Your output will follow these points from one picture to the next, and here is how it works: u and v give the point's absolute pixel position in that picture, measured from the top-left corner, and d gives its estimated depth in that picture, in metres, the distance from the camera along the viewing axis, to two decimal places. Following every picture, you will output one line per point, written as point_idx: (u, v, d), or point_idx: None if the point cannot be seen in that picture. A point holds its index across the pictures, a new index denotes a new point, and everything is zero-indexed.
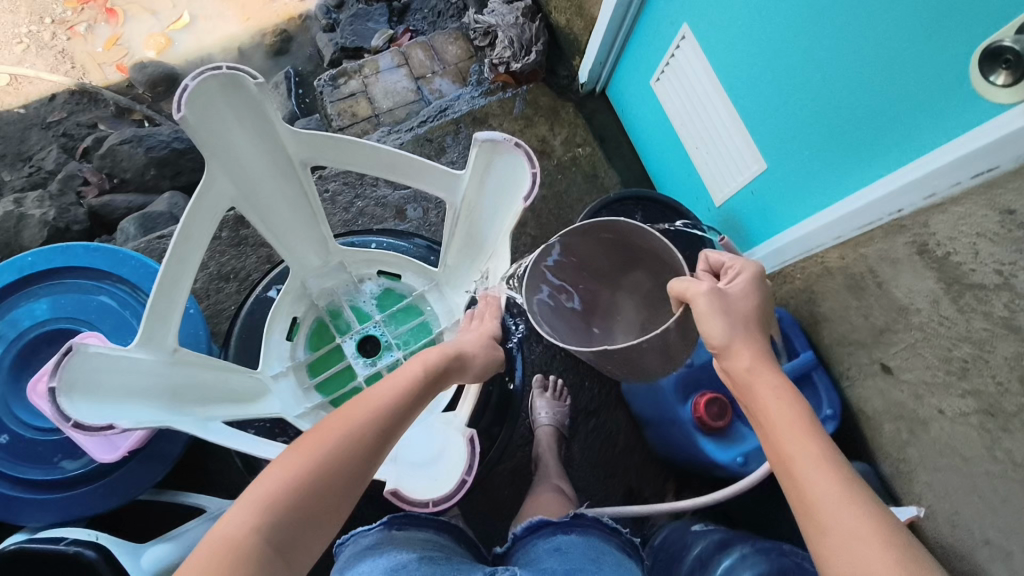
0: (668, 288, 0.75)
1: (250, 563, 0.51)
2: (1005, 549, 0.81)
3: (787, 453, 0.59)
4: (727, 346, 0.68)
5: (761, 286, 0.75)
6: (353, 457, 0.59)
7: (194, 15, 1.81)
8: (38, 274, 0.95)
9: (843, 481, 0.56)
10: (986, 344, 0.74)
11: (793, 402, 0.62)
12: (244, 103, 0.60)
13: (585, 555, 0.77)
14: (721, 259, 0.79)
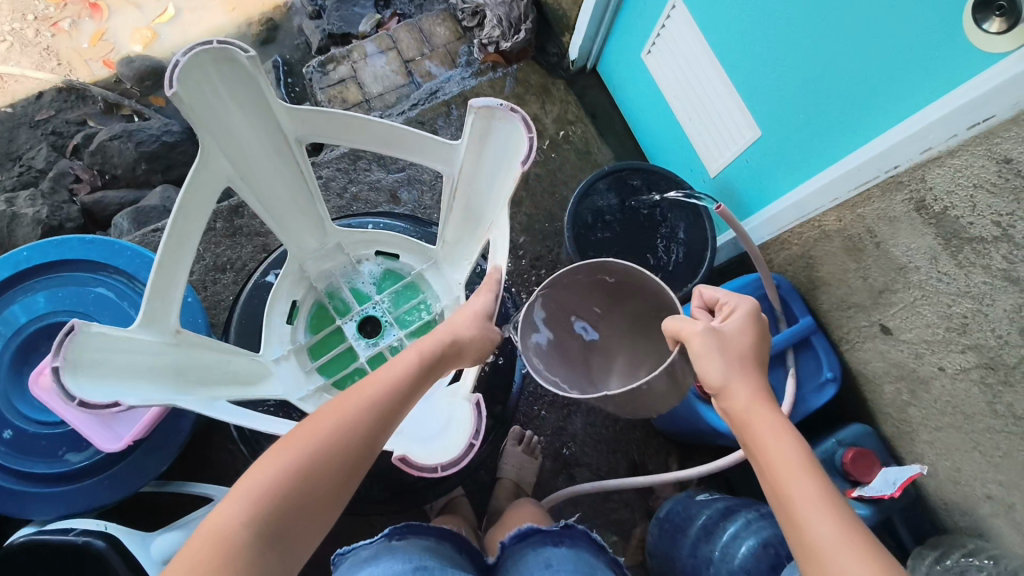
0: (662, 326, 0.71)
1: (240, 556, 0.52)
2: (1007, 502, 0.84)
3: (786, 496, 0.57)
4: (725, 387, 0.64)
5: (758, 322, 0.69)
6: (345, 449, 0.59)
7: (178, 7, 1.79)
8: (33, 268, 0.95)
9: (845, 525, 0.54)
10: (986, 298, 0.74)
11: (790, 444, 0.60)
12: (236, 78, 0.59)
13: (574, 567, 0.79)
14: (716, 294, 0.73)
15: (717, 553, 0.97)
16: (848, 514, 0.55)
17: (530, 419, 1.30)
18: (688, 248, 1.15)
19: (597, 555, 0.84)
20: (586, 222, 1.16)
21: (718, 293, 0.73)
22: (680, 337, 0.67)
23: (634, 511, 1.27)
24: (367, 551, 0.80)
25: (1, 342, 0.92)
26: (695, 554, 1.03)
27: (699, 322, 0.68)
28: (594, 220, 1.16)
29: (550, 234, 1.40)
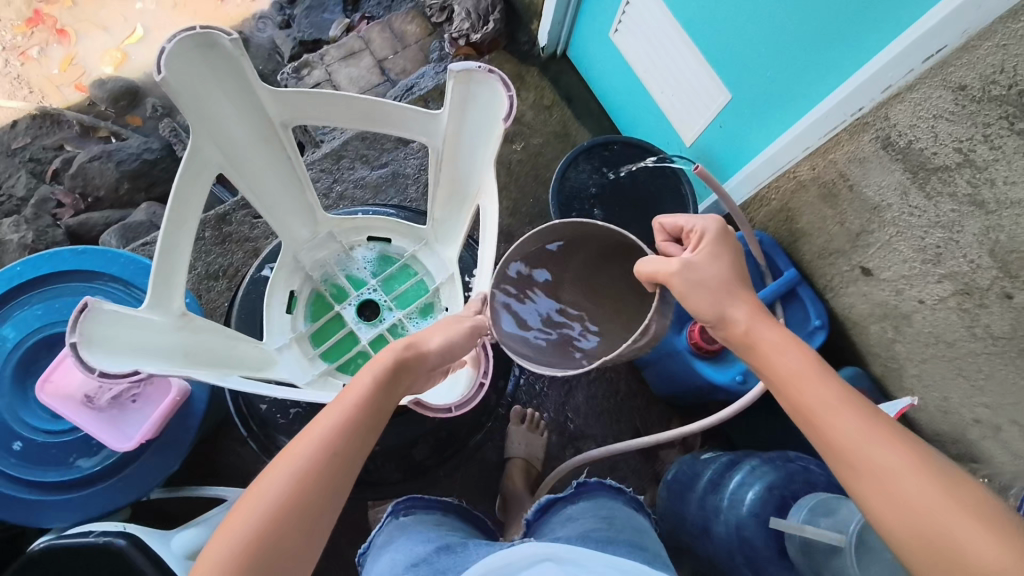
0: (635, 272, 0.70)
1: None
2: (995, 424, 0.88)
3: (805, 406, 0.59)
4: (720, 317, 0.66)
5: (728, 240, 0.71)
6: (302, 502, 0.56)
7: (147, 27, 1.79)
8: (29, 282, 0.95)
9: (867, 418, 0.56)
10: (955, 225, 0.78)
11: (796, 353, 0.62)
12: (221, 61, 0.61)
13: (593, 513, 0.82)
14: (677, 221, 0.74)
15: (725, 502, 1.00)
16: (866, 404, 0.58)
17: (533, 396, 1.32)
18: (670, 214, 1.19)
19: (615, 498, 0.88)
20: (570, 197, 1.18)
21: (679, 220, 0.74)
22: (659, 281, 0.68)
23: (641, 478, 1.30)
24: (380, 536, 0.81)
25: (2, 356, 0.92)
26: (704, 507, 1.06)
27: (671, 259, 0.69)
28: (578, 195, 1.19)
29: (535, 217, 1.43)
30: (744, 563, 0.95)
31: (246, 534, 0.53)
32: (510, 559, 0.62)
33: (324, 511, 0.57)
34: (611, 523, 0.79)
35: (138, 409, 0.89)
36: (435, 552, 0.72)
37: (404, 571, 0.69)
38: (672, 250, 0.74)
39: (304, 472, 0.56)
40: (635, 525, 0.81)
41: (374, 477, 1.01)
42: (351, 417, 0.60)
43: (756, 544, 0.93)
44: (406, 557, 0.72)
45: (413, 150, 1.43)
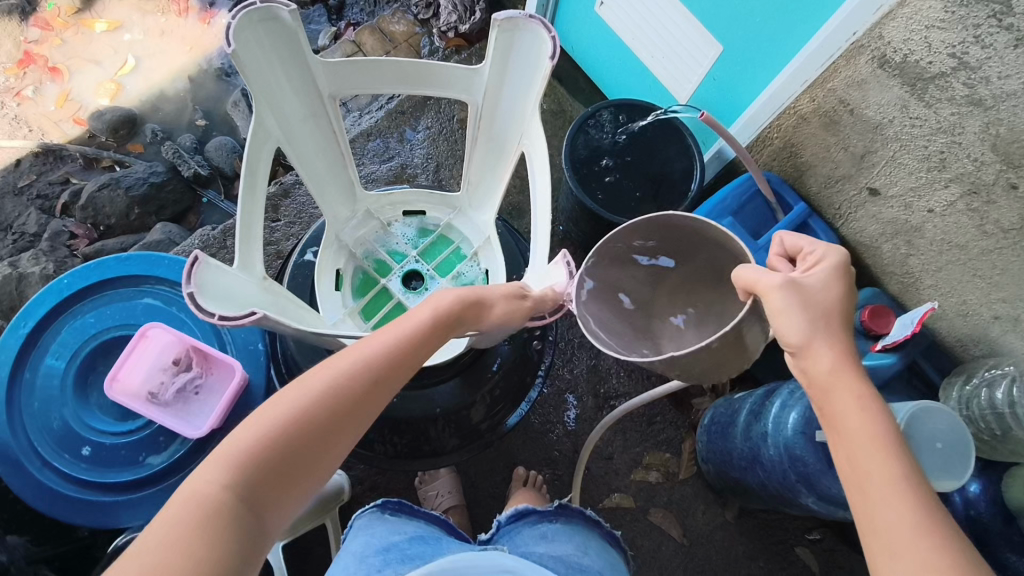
0: (734, 276, 0.64)
1: (221, 519, 0.53)
2: (1014, 316, 0.94)
3: (862, 473, 0.54)
4: (806, 346, 0.59)
5: (845, 275, 0.62)
6: (328, 417, 0.59)
7: (138, 57, 1.82)
8: (77, 292, 1.01)
9: (925, 520, 0.52)
10: (956, 127, 0.85)
11: (878, 420, 0.56)
12: (278, 34, 0.67)
13: (567, 539, 0.85)
14: (799, 242, 0.65)
15: (770, 426, 1.04)
16: (929, 501, 0.53)
17: (566, 361, 1.36)
18: (679, 167, 1.24)
19: (591, 531, 0.89)
20: (582, 162, 1.24)
21: (803, 241, 0.65)
22: (755, 293, 0.61)
23: (679, 428, 1.34)
24: (361, 522, 0.83)
25: (62, 365, 0.98)
26: (749, 437, 1.11)
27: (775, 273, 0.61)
28: (588, 160, 1.24)
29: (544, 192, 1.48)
30: (797, 479, 0.98)
31: (272, 429, 0.57)
32: (480, 563, 0.63)
33: (348, 431, 0.60)
34: (584, 552, 0.83)
35: (202, 400, 0.95)
36: (405, 552, 0.75)
37: (375, 556, 0.74)
38: (780, 267, 0.66)
39: (342, 385, 0.60)
40: (604, 561, 0.85)
41: (434, 445, 1.04)
42: (397, 347, 0.64)
43: (807, 459, 0.95)
44: (382, 544, 0.76)
45: (419, 141, 1.47)
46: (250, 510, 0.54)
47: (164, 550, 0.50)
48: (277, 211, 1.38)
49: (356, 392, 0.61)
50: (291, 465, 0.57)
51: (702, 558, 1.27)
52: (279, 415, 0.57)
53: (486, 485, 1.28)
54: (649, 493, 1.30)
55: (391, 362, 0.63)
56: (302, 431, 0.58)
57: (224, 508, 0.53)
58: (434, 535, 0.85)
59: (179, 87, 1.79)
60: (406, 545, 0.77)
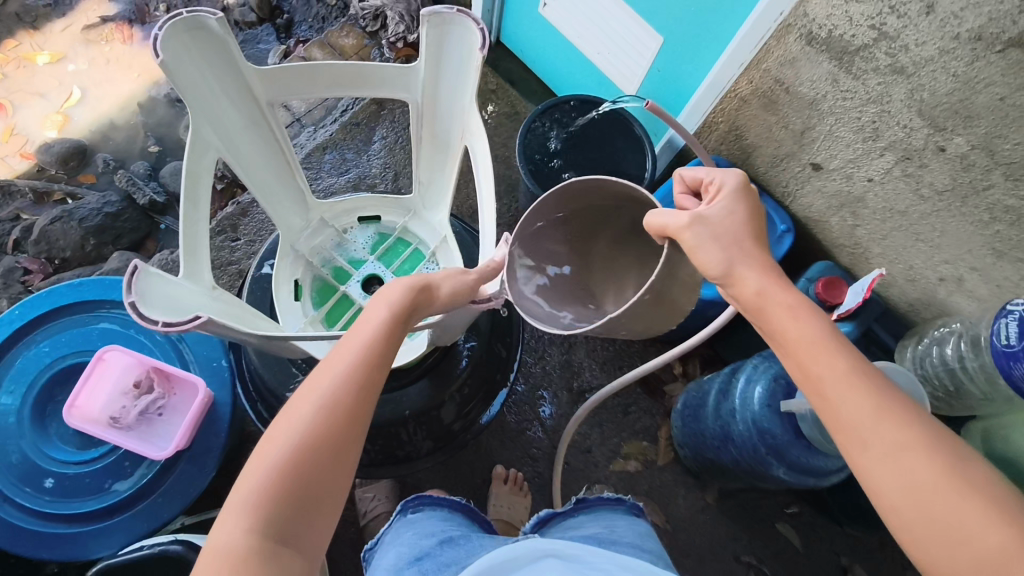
0: (645, 227, 0.64)
1: (257, 563, 0.51)
2: (956, 277, 0.98)
3: (816, 376, 0.56)
4: (730, 274, 0.60)
5: (749, 193, 0.63)
6: (324, 433, 0.58)
7: (83, 88, 1.79)
8: (28, 323, 0.99)
9: (882, 400, 0.53)
10: (884, 96, 0.88)
11: (812, 320, 0.57)
12: (209, 44, 0.67)
13: (593, 523, 0.84)
14: (697, 173, 0.66)
15: (738, 402, 1.06)
16: (880, 381, 0.55)
17: (536, 358, 1.37)
18: (632, 157, 1.27)
19: (614, 509, 0.89)
20: (536, 159, 1.25)
21: (699, 172, 0.66)
22: (668, 237, 0.61)
23: (654, 416, 1.36)
24: (388, 534, 0.87)
25: (16, 398, 0.95)
26: (719, 416, 1.13)
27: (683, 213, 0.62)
28: (542, 158, 1.26)
29: (503, 194, 1.49)
30: (768, 452, 1.00)
31: (277, 460, 0.56)
32: (519, 553, 0.63)
33: (350, 439, 0.60)
34: (610, 529, 0.82)
35: (166, 421, 0.94)
36: (438, 553, 0.76)
37: (411, 567, 0.74)
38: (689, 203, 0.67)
39: (329, 401, 0.59)
40: (635, 533, 0.82)
41: (409, 449, 1.04)
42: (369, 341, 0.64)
43: (774, 431, 0.98)
44: (414, 555, 0.77)
45: (375, 152, 1.47)
46: (281, 551, 0.54)
47: None
48: (236, 231, 1.37)
49: (344, 400, 0.60)
50: (309, 492, 0.57)
51: (686, 542, 1.28)
52: (278, 449, 0.57)
53: (467, 489, 1.28)
54: (629, 482, 1.31)
55: (370, 357, 0.63)
56: (305, 456, 0.57)
57: (254, 552, 0.52)
58: (458, 529, 0.86)
59: (128, 115, 1.77)
60: (435, 548, 0.77)
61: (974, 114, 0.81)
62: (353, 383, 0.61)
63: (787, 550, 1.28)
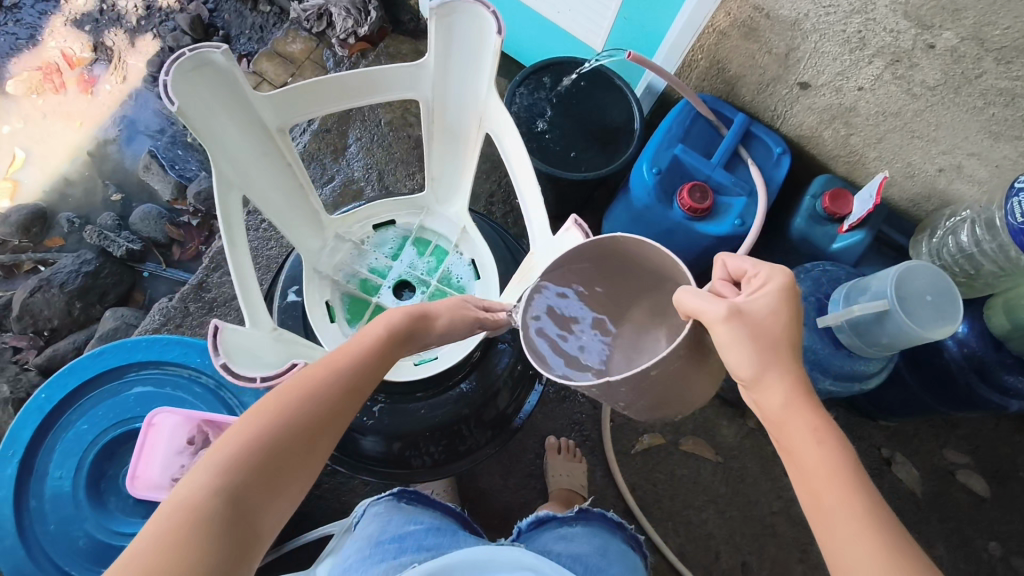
0: (676, 300, 0.63)
1: (212, 522, 0.52)
2: (955, 165, 1.01)
3: (827, 510, 0.54)
4: (757, 379, 0.60)
5: (793, 296, 0.62)
6: (307, 418, 0.60)
7: (26, 149, 1.72)
8: (58, 404, 0.97)
9: (895, 561, 0.51)
10: (868, 5, 0.89)
11: (833, 451, 0.56)
12: (216, 80, 0.65)
13: (587, 541, 0.94)
14: (744, 265, 0.66)
15: None
16: (900, 542, 0.52)
17: None
18: (617, 111, 1.27)
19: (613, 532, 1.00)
20: (526, 132, 1.24)
21: (745, 263, 0.65)
22: (700, 320, 0.61)
23: None
24: (378, 507, 0.93)
25: (68, 482, 0.94)
26: None
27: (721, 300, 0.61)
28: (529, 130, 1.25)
29: None
30: (812, 367, 1.06)
31: (256, 433, 0.58)
32: (499, 557, 0.67)
33: (329, 431, 0.62)
34: (602, 552, 0.92)
35: None
36: (422, 539, 0.85)
37: (390, 542, 0.84)
38: (726, 291, 0.65)
39: (319, 390, 0.62)
40: (623, 557, 0.94)
41: (469, 443, 1.05)
42: (362, 352, 0.67)
43: (815, 347, 1.04)
44: (398, 533, 0.86)
45: (354, 154, 1.43)
46: (237, 520, 0.54)
47: (152, 553, 0.48)
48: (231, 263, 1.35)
49: (331, 395, 0.62)
50: (278, 468, 0.58)
51: (740, 469, 1.32)
52: (260, 424, 0.58)
53: (523, 466, 1.30)
54: (674, 426, 1.34)
55: (362, 361, 0.66)
56: (285, 433, 0.58)
57: (215, 511, 0.53)
58: (445, 522, 0.94)
59: (80, 168, 1.70)
60: (421, 535, 0.86)
61: (962, 5, 0.82)
62: (343, 383, 0.64)
63: None
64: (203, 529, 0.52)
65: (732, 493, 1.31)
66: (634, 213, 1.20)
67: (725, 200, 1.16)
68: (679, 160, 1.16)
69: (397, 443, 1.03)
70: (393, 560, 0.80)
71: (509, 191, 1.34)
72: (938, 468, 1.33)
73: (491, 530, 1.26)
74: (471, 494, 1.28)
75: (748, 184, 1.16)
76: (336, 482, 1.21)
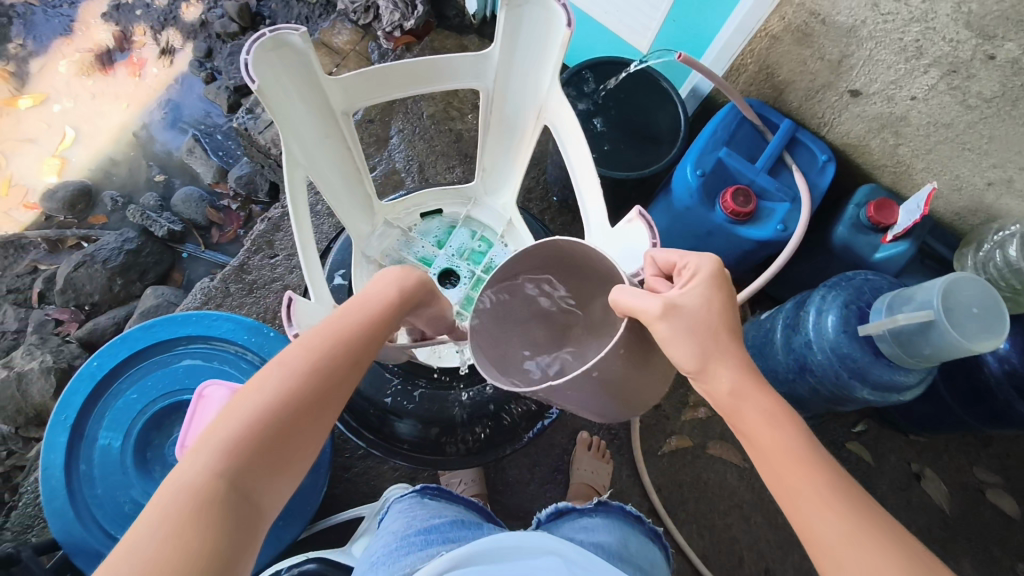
0: (614, 303, 0.64)
1: (216, 504, 0.51)
2: (1006, 180, 1.00)
3: (787, 486, 0.54)
4: (703, 369, 0.61)
5: (723, 282, 0.64)
6: (308, 390, 0.59)
7: (76, 129, 1.76)
8: (110, 372, 1.01)
9: (859, 524, 0.51)
10: (928, 13, 0.89)
11: (787, 431, 0.56)
12: (293, 60, 0.67)
13: (608, 532, 0.93)
14: (671, 257, 0.67)
15: (812, 334, 1.11)
16: (862, 505, 0.52)
17: None
18: (661, 112, 1.27)
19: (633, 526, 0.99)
20: None
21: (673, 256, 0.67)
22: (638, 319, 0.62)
23: None
24: (402, 505, 0.95)
25: (117, 448, 0.97)
26: (791, 350, 1.17)
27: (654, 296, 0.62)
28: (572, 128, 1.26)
29: None
30: (849, 375, 1.05)
31: (259, 407, 0.56)
32: (526, 543, 0.65)
33: (332, 403, 0.60)
34: (624, 544, 0.92)
35: None
36: (445, 530, 0.85)
37: (417, 535, 0.83)
38: (661, 286, 0.67)
39: (321, 361, 0.60)
40: (645, 552, 0.94)
41: (504, 432, 1.06)
42: (362, 323, 0.65)
43: (854, 354, 1.04)
44: (423, 526, 0.86)
45: (396, 146, 1.45)
46: (240, 502, 0.52)
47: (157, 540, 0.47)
48: (272, 247, 1.38)
49: (333, 367, 0.61)
50: (281, 444, 0.56)
51: None
52: (262, 398, 0.57)
53: (550, 461, 1.31)
54: (702, 429, 1.34)
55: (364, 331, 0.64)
56: (287, 408, 0.57)
57: (218, 493, 0.52)
58: (470, 516, 0.95)
59: (125, 149, 1.74)
60: (445, 527, 0.86)
61: None
62: (345, 355, 0.62)
63: (861, 467, 1.32)
64: (208, 512, 0.50)
65: (758, 499, 1.30)
66: (676, 215, 1.21)
67: (766, 205, 1.16)
68: (723, 163, 1.16)
69: (434, 429, 1.04)
70: (423, 551, 0.79)
71: (548, 188, 1.35)
72: (969, 485, 1.31)
73: (516, 522, 1.26)
74: (498, 486, 1.29)
75: (791, 190, 1.15)
76: (366, 466, 1.22)
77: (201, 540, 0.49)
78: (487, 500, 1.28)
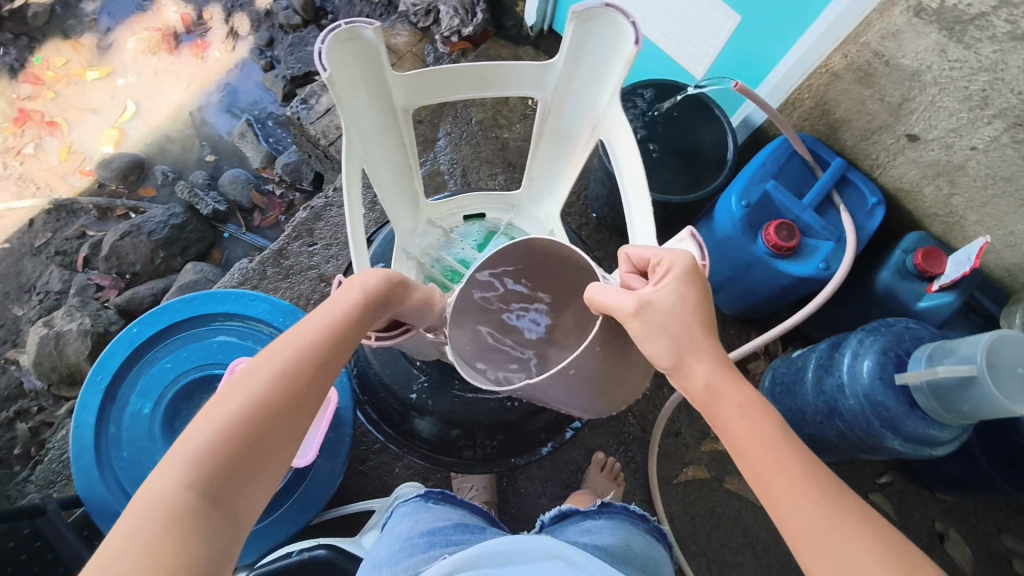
0: (591, 302, 0.65)
1: (187, 518, 0.49)
2: None
3: (765, 478, 0.54)
4: (678, 366, 0.60)
5: (697, 278, 0.63)
6: (279, 397, 0.57)
7: (136, 103, 1.82)
8: (148, 340, 1.03)
9: (833, 508, 0.52)
10: (998, 64, 0.87)
11: (763, 422, 0.56)
12: (363, 53, 0.68)
13: (611, 533, 0.91)
14: (645, 254, 0.67)
15: (845, 378, 1.08)
16: (835, 489, 0.54)
17: None
18: (711, 139, 1.27)
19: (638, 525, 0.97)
20: None
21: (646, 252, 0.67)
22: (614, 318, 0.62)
23: None
24: (409, 507, 0.95)
25: (146, 415, 0.99)
26: (822, 391, 1.15)
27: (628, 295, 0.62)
28: None
29: None
30: (881, 424, 1.02)
31: (231, 416, 0.55)
32: (527, 546, 0.62)
33: (304, 407, 0.59)
34: (627, 544, 0.90)
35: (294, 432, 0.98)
36: (450, 534, 0.85)
37: (421, 538, 0.83)
38: (637, 283, 0.67)
39: (294, 367, 0.59)
40: (650, 555, 0.92)
41: (522, 442, 1.06)
42: (334, 327, 0.64)
43: (888, 403, 1.01)
44: (427, 529, 0.86)
45: (443, 148, 1.47)
46: (214, 515, 0.51)
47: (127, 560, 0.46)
48: (312, 235, 1.40)
49: (305, 372, 0.59)
50: (256, 453, 0.55)
51: None
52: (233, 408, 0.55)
53: (563, 477, 1.30)
54: (721, 462, 1.32)
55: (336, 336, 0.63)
56: (260, 416, 0.55)
57: (190, 508, 0.50)
58: (475, 519, 0.95)
59: (181, 127, 1.79)
60: (450, 531, 0.86)
61: None
62: (316, 359, 0.61)
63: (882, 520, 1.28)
64: (180, 528, 0.49)
65: (772, 540, 1.28)
66: (717, 243, 1.20)
67: (810, 242, 1.14)
68: (770, 195, 1.14)
69: (454, 430, 1.05)
70: (424, 553, 0.78)
71: (588, 204, 1.35)
72: (994, 552, 1.27)
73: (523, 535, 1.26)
74: (509, 496, 1.28)
75: (837, 230, 1.14)
76: (381, 461, 1.23)
77: (175, 557, 0.47)
78: (497, 509, 1.28)
